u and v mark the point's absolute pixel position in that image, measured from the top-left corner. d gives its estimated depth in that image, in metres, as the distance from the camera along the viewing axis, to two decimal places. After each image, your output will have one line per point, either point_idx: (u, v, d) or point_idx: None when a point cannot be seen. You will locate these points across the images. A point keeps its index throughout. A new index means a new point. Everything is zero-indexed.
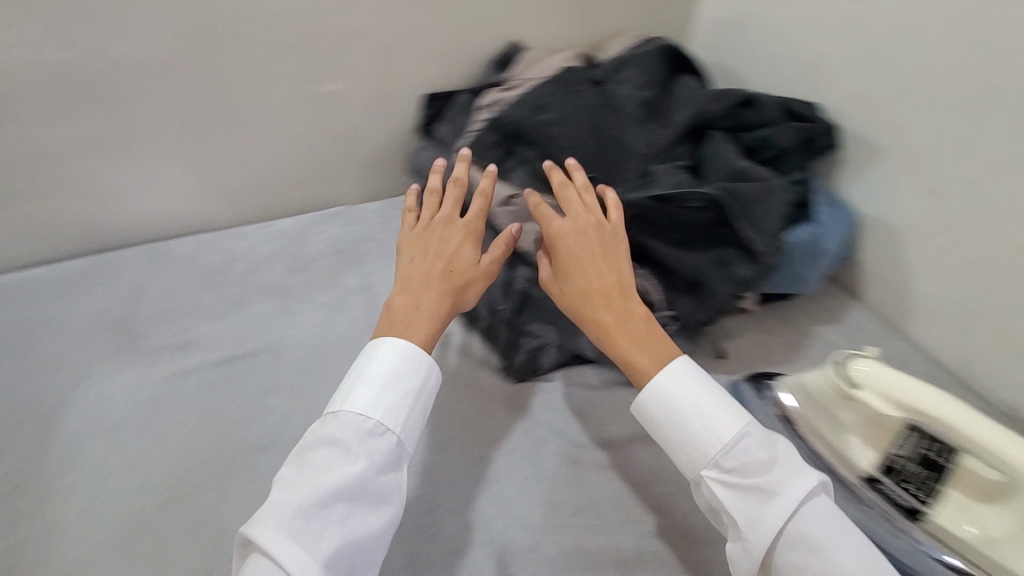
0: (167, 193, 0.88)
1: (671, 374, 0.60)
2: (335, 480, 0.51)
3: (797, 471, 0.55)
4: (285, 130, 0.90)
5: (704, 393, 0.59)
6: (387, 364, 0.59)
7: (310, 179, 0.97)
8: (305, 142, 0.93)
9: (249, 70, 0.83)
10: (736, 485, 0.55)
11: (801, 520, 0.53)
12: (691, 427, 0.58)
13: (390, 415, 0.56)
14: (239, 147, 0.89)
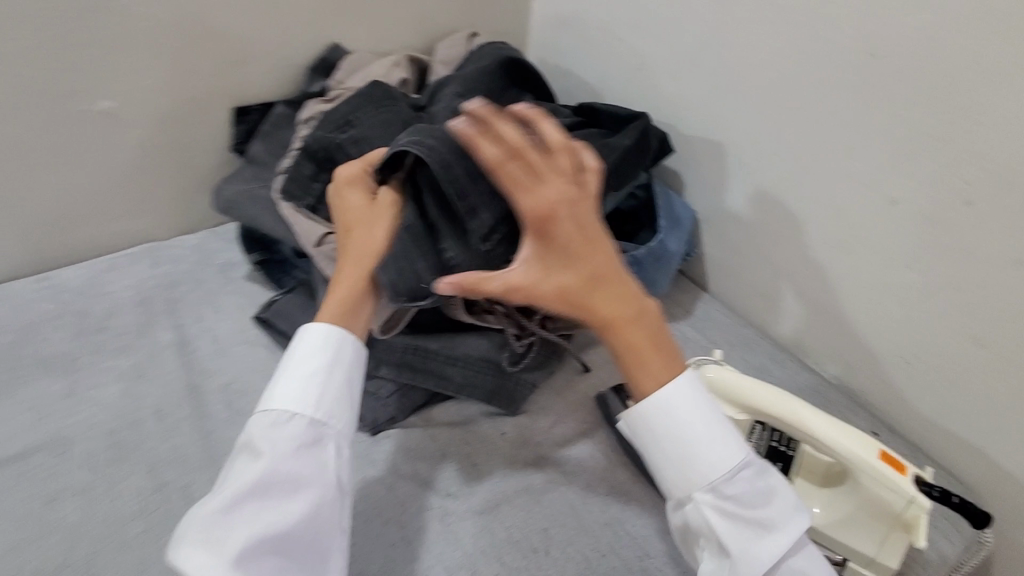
0: (34, 202, 0.72)
1: (682, 390, 0.50)
2: (253, 481, 0.46)
3: (788, 504, 0.49)
4: (169, 125, 0.77)
5: (697, 409, 0.49)
6: (312, 356, 0.52)
7: (207, 167, 0.82)
8: (203, 129, 0.79)
9: (113, 61, 0.69)
10: (733, 519, 0.47)
11: (800, 556, 0.48)
12: (709, 457, 0.48)
13: (313, 402, 0.50)
14: (108, 142, 0.73)
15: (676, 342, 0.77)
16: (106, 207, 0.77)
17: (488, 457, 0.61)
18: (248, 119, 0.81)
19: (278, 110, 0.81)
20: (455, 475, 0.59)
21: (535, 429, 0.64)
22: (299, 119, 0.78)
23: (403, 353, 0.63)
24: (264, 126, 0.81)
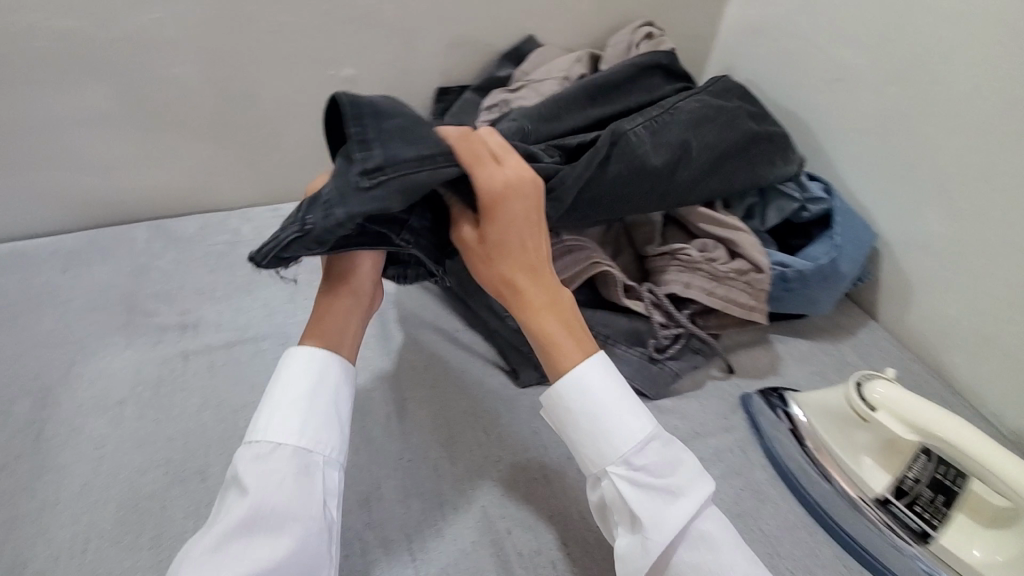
0: (281, 147, 0.89)
1: (594, 370, 0.52)
2: (245, 516, 0.44)
3: (686, 471, 0.50)
4: (387, 95, 0.89)
5: (609, 380, 0.52)
6: (303, 382, 0.51)
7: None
8: (411, 102, 0.92)
9: (356, 36, 0.82)
10: (640, 493, 0.49)
11: (706, 519, 0.49)
12: (613, 429, 0.50)
13: (299, 428, 0.49)
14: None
15: (828, 359, 0.76)
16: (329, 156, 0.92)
17: None
18: (447, 98, 0.92)
19: (467, 97, 0.89)
20: None
21: (676, 412, 0.66)
22: (482, 108, 0.87)
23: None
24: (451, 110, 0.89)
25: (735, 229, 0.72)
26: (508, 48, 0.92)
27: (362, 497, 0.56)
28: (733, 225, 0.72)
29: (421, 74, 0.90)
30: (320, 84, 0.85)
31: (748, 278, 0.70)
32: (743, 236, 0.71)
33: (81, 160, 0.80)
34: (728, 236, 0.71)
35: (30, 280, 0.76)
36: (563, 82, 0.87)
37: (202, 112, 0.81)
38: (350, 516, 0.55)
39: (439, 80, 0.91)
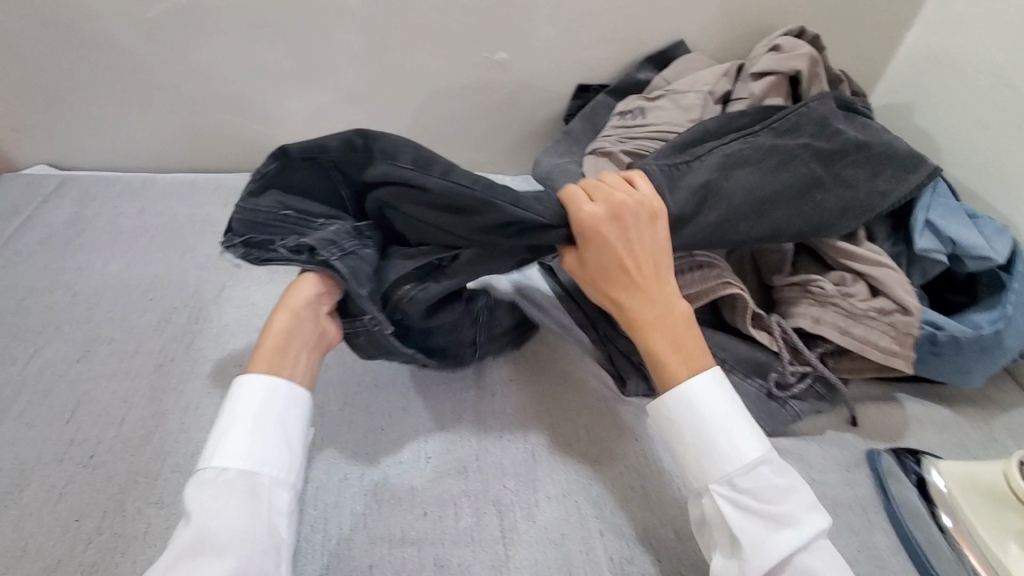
0: (423, 120, 0.92)
1: (704, 383, 0.53)
2: (199, 536, 0.43)
3: (793, 497, 0.49)
4: (533, 82, 0.89)
5: (718, 396, 0.52)
6: (253, 407, 0.50)
7: (543, 125, 0.95)
8: (554, 92, 0.91)
9: (514, 20, 0.83)
10: (749, 517, 0.48)
11: (808, 552, 0.47)
12: (722, 450, 0.51)
13: (249, 450, 0.48)
14: (487, 85, 0.89)
15: (975, 433, 0.67)
16: (465, 135, 0.94)
17: None
18: (586, 95, 0.92)
19: (599, 98, 0.89)
20: None
21: (792, 454, 0.62)
22: (615, 111, 0.85)
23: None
24: (584, 110, 0.90)
25: (880, 267, 0.63)
26: (663, 46, 0.89)
27: (460, 467, 0.58)
28: (876, 262, 0.64)
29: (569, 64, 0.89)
30: (470, 63, 0.86)
31: (882, 322, 0.62)
32: (887, 275, 0.63)
33: (253, 109, 0.88)
34: (868, 273, 0.63)
35: (195, 209, 0.85)
36: (706, 96, 0.79)
37: (361, 78, 0.86)
38: (447, 482, 0.56)
39: (586, 73, 0.90)
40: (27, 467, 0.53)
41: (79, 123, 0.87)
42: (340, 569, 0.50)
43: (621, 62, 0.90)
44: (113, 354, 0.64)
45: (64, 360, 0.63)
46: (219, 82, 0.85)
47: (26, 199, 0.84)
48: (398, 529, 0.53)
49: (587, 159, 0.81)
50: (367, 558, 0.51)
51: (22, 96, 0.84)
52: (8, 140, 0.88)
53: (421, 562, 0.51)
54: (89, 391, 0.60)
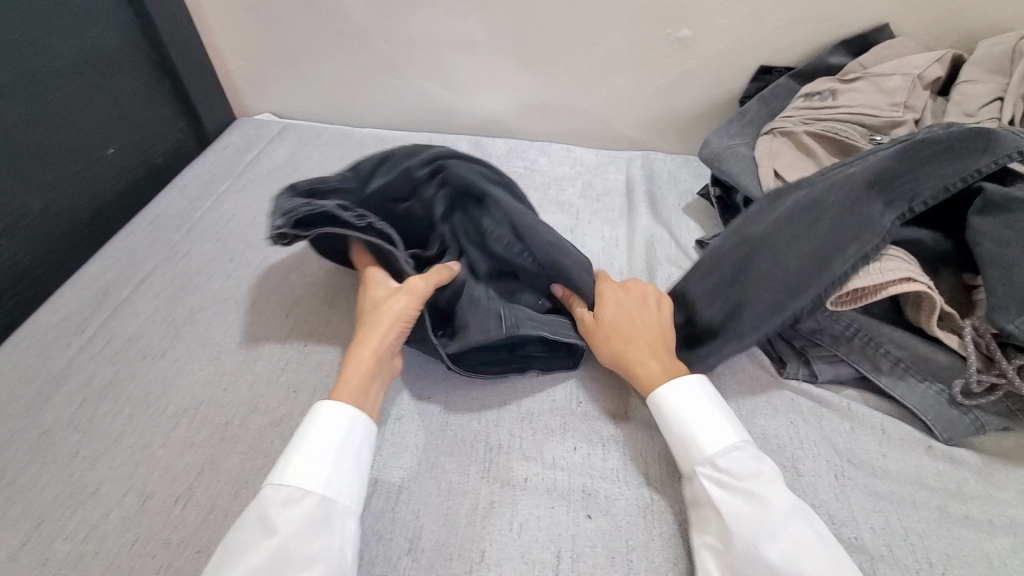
0: (593, 95, 0.96)
1: (681, 394, 0.54)
2: (292, 555, 0.43)
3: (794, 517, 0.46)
4: (711, 63, 0.89)
5: (706, 404, 0.54)
6: (339, 430, 0.50)
7: (712, 107, 0.94)
8: (732, 74, 0.90)
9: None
10: (729, 493, 0.48)
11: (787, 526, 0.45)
12: (701, 434, 0.52)
13: (327, 474, 0.48)
14: (662, 62, 0.90)
15: None
16: (632, 112, 0.97)
17: (896, 449, 0.58)
18: (767, 77, 0.88)
19: (781, 81, 0.85)
20: (851, 444, 0.58)
21: (969, 466, 0.57)
22: (798, 95, 0.82)
23: (846, 330, 0.62)
24: (761, 92, 0.87)
25: None
26: (862, 30, 0.83)
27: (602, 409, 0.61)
28: None
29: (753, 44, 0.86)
30: (648, 40, 0.88)
31: None
32: None
33: (443, 76, 0.98)
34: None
35: None
36: (914, 80, 0.74)
37: (540, 50, 0.92)
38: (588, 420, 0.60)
39: (769, 56, 0.87)
40: (258, 345, 0.65)
41: (303, 79, 1.03)
42: (498, 475, 0.55)
43: (811, 47, 0.86)
44: (320, 268, 0.75)
45: (284, 268, 0.75)
46: (419, 49, 0.95)
47: (256, 139, 1.01)
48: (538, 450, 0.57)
49: (763, 138, 0.80)
50: (522, 471, 0.55)
51: (266, 52, 1.00)
52: (248, 90, 1.06)
53: (558, 480, 0.54)
54: (302, 294, 0.72)
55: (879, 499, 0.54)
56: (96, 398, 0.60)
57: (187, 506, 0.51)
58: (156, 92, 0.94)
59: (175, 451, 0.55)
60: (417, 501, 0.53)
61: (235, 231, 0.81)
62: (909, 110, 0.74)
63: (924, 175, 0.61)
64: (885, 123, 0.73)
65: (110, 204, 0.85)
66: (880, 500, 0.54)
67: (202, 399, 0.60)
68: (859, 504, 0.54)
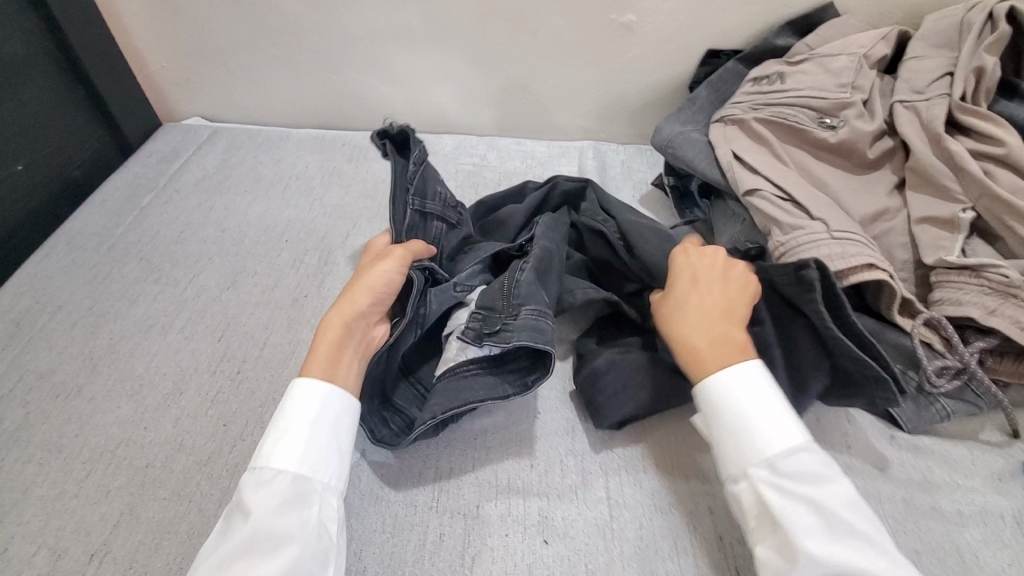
0: (539, 86, 0.92)
1: (732, 377, 0.49)
2: (270, 533, 0.41)
3: (851, 505, 0.43)
4: (659, 47, 0.86)
5: (766, 401, 0.48)
6: (315, 404, 0.48)
7: (662, 94, 0.91)
8: (680, 59, 0.87)
9: None
10: (785, 488, 0.44)
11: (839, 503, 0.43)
12: (756, 421, 0.47)
13: (302, 453, 0.46)
14: (608, 49, 0.87)
15: None
16: (581, 101, 0.93)
17: (856, 442, 0.57)
18: (715, 61, 0.86)
19: (729, 65, 0.83)
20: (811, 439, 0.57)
21: (927, 453, 0.56)
22: (748, 77, 0.80)
23: None
24: (710, 77, 0.84)
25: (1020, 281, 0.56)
26: (807, 9, 0.81)
27: (557, 421, 0.58)
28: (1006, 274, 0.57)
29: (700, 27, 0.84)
30: (591, 26, 0.84)
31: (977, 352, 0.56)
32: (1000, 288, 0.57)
33: (382, 70, 0.92)
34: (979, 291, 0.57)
35: (324, 161, 0.91)
36: (862, 58, 0.73)
37: (481, 40, 0.87)
38: (543, 433, 0.57)
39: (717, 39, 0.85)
40: (186, 374, 0.60)
41: (232, 78, 0.96)
42: (450, 504, 0.52)
43: (758, 28, 0.84)
44: (255, 285, 0.70)
45: (215, 286, 0.70)
46: (354, 43, 0.89)
47: (184, 145, 0.94)
48: (491, 471, 0.54)
49: (715, 125, 0.78)
50: (473, 498, 0.52)
51: (188, 51, 0.93)
52: (173, 92, 0.99)
53: (510, 505, 0.52)
54: (234, 314, 0.66)
55: None
56: (1, 447, 0.54)
57: (104, 564, 0.47)
58: (67, 100, 0.86)
59: (90, 501, 0.50)
60: (362, 540, 0.50)
61: (160, 248, 0.75)
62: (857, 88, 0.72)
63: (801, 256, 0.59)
64: (835, 102, 0.71)
65: (19, 225, 0.78)
66: None
67: (122, 439, 0.55)
68: None
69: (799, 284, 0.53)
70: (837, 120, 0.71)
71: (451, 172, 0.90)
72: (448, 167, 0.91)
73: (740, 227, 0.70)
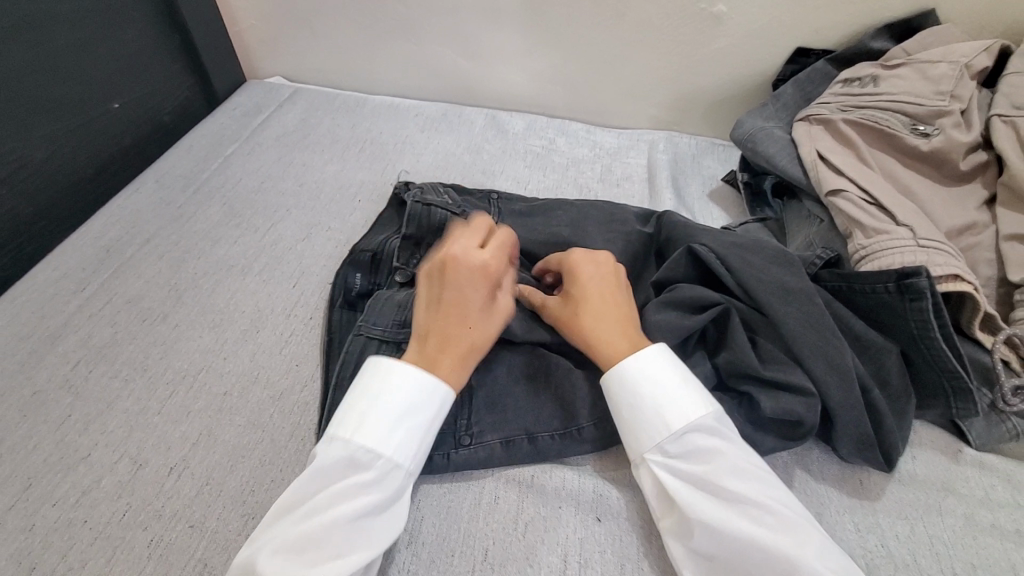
0: (617, 72, 0.92)
1: (642, 366, 0.48)
2: (339, 514, 0.41)
3: (736, 471, 0.43)
4: (746, 42, 0.84)
5: (663, 382, 0.47)
6: (411, 393, 0.46)
7: (742, 90, 0.90)
8: (766, 56, 0.85)
9: None
10: (682, 467, 0.45)
11: (731, 475, 0.43)
12: (651, 398, 0.47)
13: (396, 441, 0.45)
14: (691, 41, 0.86)
15: None
16: (657, 92, 0.93)
17: (921, 454, 0.56)
18: (804, 60, 0.84)
19: (818, 65, 0.81)
20: None
21: (999, 474, 0.54)
22: (837, 79, 0.79)
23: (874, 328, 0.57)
24: (796, 76, 0.83)
25: None
26: (908, 13, 0.78)
27: None
28: None
29: (791, 24, 0.82)
30: (677, 15, 0.83)
31: None
32: None
33: (463, 44, 0.94)
34: None
35: (399, 129, 0.93)
36: (962, 67, 0.70)
37: (564, 21, 0.87)
38: None
39: (807, 38, 0.83)
40: (262, 314, 0.63)
41: (316, 40, 0.98)
42: (506, 469, 0.52)
43: (853, 30, 0.81)
44: (329, 239, 0.73)
45: (292, 236, 0.72)
46: (439, 14, 0.90)
47: (266, 102, 0.97)
48: None
49: (798, 124, 0.77)
50: (530, 467, 0.52)
51: (278, 10, 0.95)
52: (260, 51, 1.02)
53: (565, 480, 0.51)
54: (309, 264, 0.69)
55: (901, 505, 0.52)
56: (91, 359, 0.58)
57: (181, 478, 0.49)
58: (164, 47, 0.90)
59: (171, 419, 0.53)
60: (419, 492, 0.50)
61: (242, 196, 0.78)
62: (955, 95, 0.69)
63: (889, 256, 0.57)
64: (929, 107, 0.69)
65: (113, 160, 0.82)
66: (904, 506, 0.52)
67: (202, 365, 0.58)
68: (880, 509, 0.52)
69: (902, 292, 0.53)
70: (928, 127, 0.68)
71: (520, 150, 0.91)
72: (518, 145, 0.92)
73: (817, 227, 0.68)
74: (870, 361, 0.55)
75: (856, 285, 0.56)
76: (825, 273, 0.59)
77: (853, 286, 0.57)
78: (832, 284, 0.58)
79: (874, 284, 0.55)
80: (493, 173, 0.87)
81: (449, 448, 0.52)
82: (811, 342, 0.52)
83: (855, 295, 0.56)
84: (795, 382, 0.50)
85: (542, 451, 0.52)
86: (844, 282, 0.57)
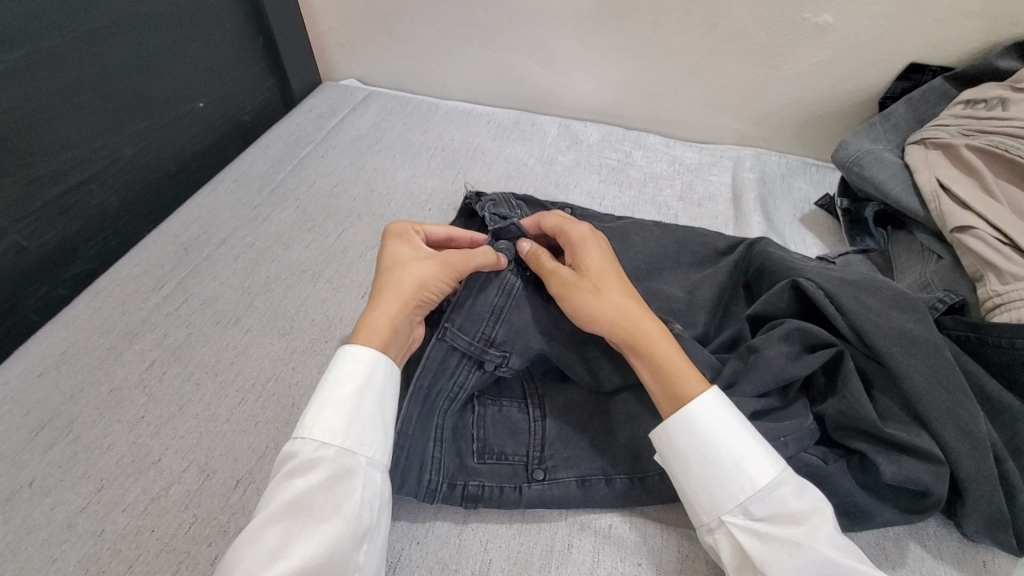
0: (702, 84, 0.87)
1: (712, 406, 0.43)
2: (290, 503, 0.39)
3: (830, 537, 0.39)
4: (851, 56, 0.78)
5: (733, 433, 0.43)
6: (363, 376, 0.45)
7: (842, 108, 0.83)
8: (872, 72, 0.78)
9: None
10: (769, 534, 0.40)
11: (828, 544, 0.38)
12: (731, 453, 0.42)
13: (348, 426, 0.43)
14: (788, 52, 0.80)
15: None
16: (744, 106, 0.87)
17: None
18: (918, 77, 0.77)
19: (934, 83, 0.74)
20: None
21: None
22: (959, 100, 0.71)
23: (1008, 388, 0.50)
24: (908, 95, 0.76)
25: None
26: None
27: None
28: None
29: (905, 38, 0.74)
30: (774, 25, 0.78)
31: None
32: None
33: (542, 52, 0.90)
34: None
35: (472, 135, 0.91)
36: None
37: (648, 30, 0.83)
38: None
39: (923, 53, 0.75)
40: (332, 324, 0.62)
41: (394, 44, 0.98)
42: (580, 516, 0.48)
43: (979, 46, 0.73)
44: None
45: (363, 243, 0.71)
46: (519, 21, 0.88)
47: (341, 104, 0.97)
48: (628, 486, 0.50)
49: (912, 148, 0.70)
50: (606, 514, 0.48)
51: (358, 13, 0.95)
52: (338, 53, 1.03)
53: (647, 534, 0.47)
54: None
55: None
56: (165, 359, 0.58)
57: (248, 492, 0.48)
58: (248, 50, 0.91)
59: (239, 429, 0.52)
60: (489, 533, 0.47)
61: (315, 199, 0.78)
62: None
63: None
64: None
65: (195, 159, 0.83)
66: None
67: (272, 374, 0.57)
68: None
69: None
70: None
71: (595, 162, 0.88)
72: (593, 156, 0.88)
73: (934, 265, 0.61)
74: (1002, 427, 0.48)
75: (989, 337, 0.49)
76: (951, 321, 0.52)
77: (985, 338, 0.50)
78: (959, 332, 0.51)
79: (1013, 337, 0.48)
80: (568, 186, 0.84)
81: (522, 482, 0.48)
82: (939, 401, 0.45)
83: (988, 347, 0.50)
84: (919, 444, 0.44)
85: (621, 498, 0.48)
86: (976, 333, 0.50)
